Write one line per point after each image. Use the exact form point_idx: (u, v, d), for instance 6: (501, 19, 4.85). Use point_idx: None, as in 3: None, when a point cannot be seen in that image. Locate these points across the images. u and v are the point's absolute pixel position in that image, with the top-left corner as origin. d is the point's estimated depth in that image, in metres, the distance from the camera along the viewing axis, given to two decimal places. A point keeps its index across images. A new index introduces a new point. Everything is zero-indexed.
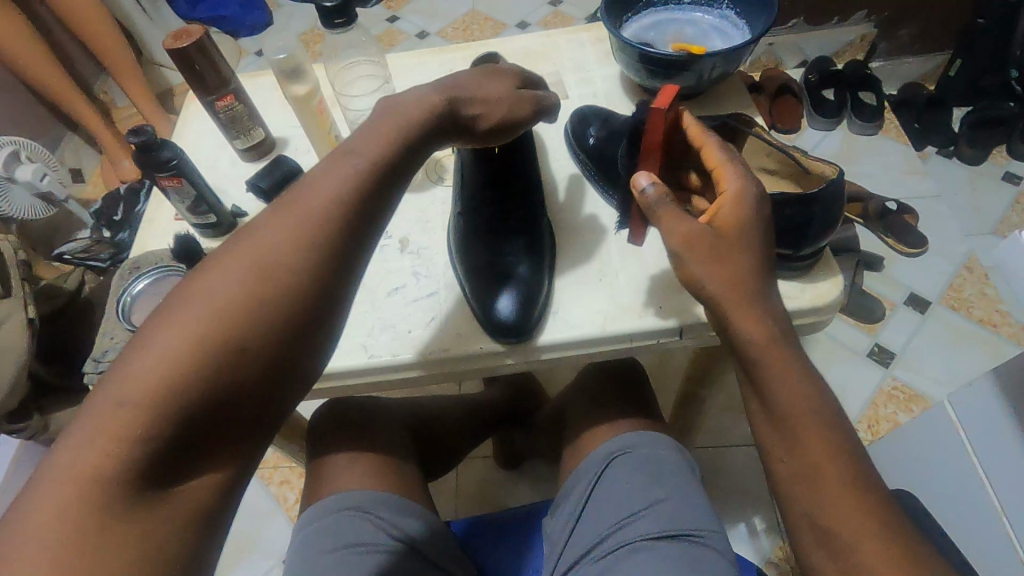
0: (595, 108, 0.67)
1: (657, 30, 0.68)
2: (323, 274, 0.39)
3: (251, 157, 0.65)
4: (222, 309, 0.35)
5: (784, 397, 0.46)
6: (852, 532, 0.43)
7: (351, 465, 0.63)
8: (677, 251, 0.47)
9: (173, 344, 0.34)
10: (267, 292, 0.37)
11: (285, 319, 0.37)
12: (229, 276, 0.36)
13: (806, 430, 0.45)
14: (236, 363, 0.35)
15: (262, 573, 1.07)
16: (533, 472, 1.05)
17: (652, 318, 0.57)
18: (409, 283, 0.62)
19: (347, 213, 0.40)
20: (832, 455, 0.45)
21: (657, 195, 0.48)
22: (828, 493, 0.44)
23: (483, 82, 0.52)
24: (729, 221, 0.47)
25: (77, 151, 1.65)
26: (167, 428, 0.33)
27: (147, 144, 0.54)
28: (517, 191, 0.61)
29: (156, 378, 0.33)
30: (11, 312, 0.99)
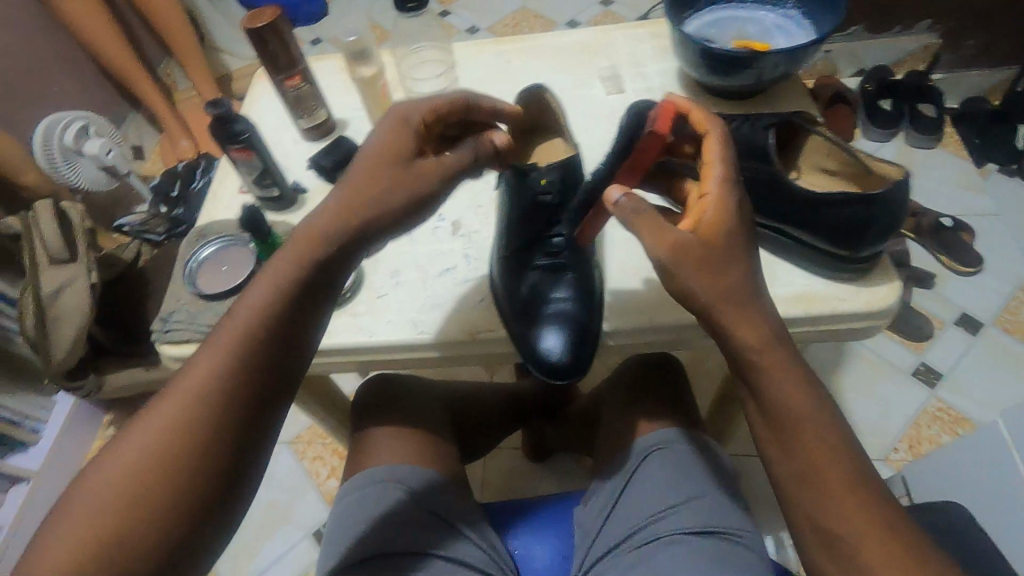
0: (652, 101, 0.64)
1: (718, 28, 0.68)
2: (256, 376, 0.43)
3: (312, 136, 0.65)
4: (157, 442, 0.41)
5: (787, 401, 0.46)
6: (857, 533, 0.44)
7: (395, 439, 0.65)
8: (665, 262, 0.46)
9: (134, 461, 0.41)
10: (206, 403, 0.42)
11: (230, 415, 0.42)
12: (177, 397, 0.42)
13: (807, 433, 0.45)
14: (187, 467, 0.41)
15: (291, 543, 1.10)
16: (559, 464, 1.06)
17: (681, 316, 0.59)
18: (459, 265, 0.63)
19: (268, 337, 0.44)
20: (834, 460, 0.45)
21: (632, 205, 0.47)
22: (830, 494, 0.44)
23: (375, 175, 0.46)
24: (713, 224, 0.46)
25: (139, 130, 1.73)
26: (130, 527, 0.39)
27: (224, 117, 0.56)
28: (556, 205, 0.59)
29: (102, 503, 0.39)
30: (75, 277, 1.03)
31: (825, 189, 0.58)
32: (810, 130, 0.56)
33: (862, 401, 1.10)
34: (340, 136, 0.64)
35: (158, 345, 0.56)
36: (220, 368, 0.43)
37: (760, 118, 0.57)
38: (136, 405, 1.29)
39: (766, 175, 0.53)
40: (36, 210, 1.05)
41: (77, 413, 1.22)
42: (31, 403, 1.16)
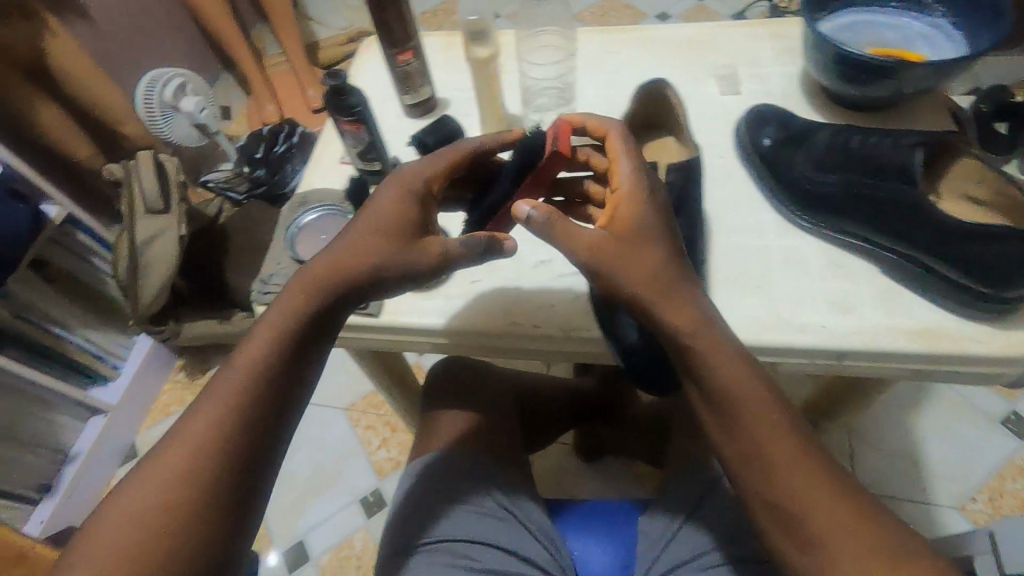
0: (775, 107, 0.60)
1: (853, 32, 0.63)
2: (277, 385, 0.46)
3: (415, 114, 0.66)
4: (187, 458, 0.43)
5: (725, 381, 0.46)
6: (814, 514, 0.42)
7: (466, 424, 0.65)
8: (590, 262, 0.48)
9: (166, 478, 0.42)
10: (231, 415, 0.44)
11: (254, 424, 0.45)
12: (203, 414, 0.45)
13: (747, 412, 0.45)
14: (216, 477, 0.43)
15: (338, 507, 1.13)
16: (609, 466, 1.05)
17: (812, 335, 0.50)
18: (555, 257, 0.61)
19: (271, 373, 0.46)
20: (780, 438, 0.44)
21: (543, 217, 0.48)
22: (784, 475, 0.44)
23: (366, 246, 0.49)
24: (623, 222, 0.49)
25: (229, 91, 1.80)
26: (167, 539, 0.41)
27: (338, 87, 0.55)
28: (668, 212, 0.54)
29: (139, 520, 0.41)
30: (167, 227, 1.08)
31: (964, 218, 0.54)
32: (967, 153, 0.52)
33: (941, 444, 1.03)
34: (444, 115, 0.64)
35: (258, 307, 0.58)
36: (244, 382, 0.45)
37: (903, 134, 0.51)
38: (207, 354, 1.35)
39: (911, 199, 0.47)
40: (137, 159, 1.11)
41: (153, 355, 1.29)
42: (114, 341, 1.24)
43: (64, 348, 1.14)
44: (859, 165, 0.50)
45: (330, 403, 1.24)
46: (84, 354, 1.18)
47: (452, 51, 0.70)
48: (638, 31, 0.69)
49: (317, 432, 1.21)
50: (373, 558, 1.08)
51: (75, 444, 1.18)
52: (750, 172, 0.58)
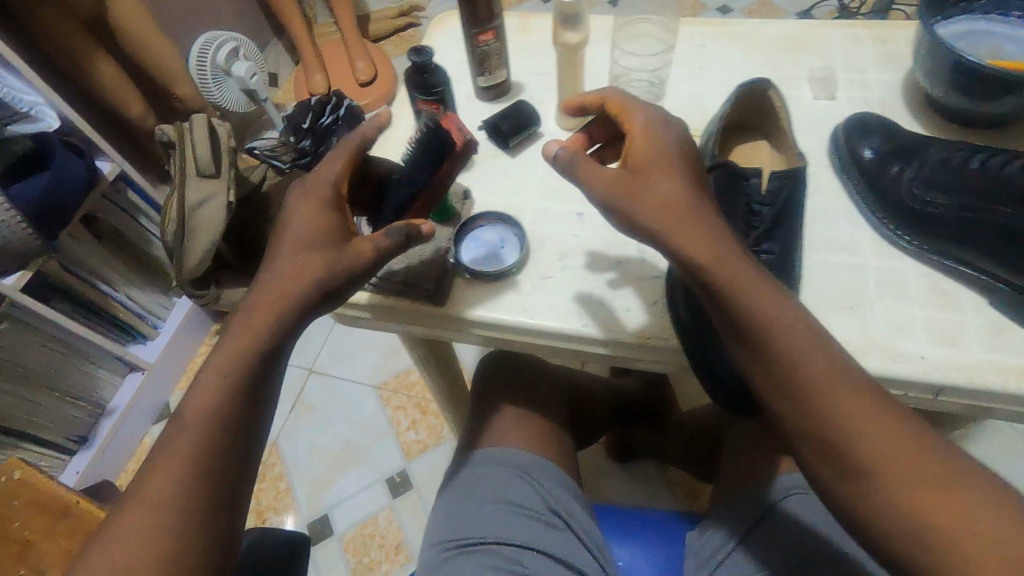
0: (877, 116, 0.56)
1: (969, 42, 0.59)
2: (264, 365, 0.47)
3: (488, 96, 0.64)
4: (191, 448, 0.44)
5: (754, 312, 0.45)
6: (858, 442, 0.41)
7: (517, 420, 0.64)
8: (613, 198, 0.47)
9: (169, 469, 0.43)
10: (226, 401, 0.45)
11: (245, 406, 0.46)
12: (197, 405, 0.45)
13: (783, 344, 0.44)
14: (216, 457, 0.44)
15: (364, 484, 1.13)
16: (641, 469, 1.03)
17: (910, 370, 0.46)
18: (632, 259, 0.57)
19: (243, 375, 0.46)
20: (818, 370, 0.43)
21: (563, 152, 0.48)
22: (827, 407, 0.42)
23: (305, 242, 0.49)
24: (640, 152, 0.48)
25: (278, 59, 1.79)
26: (180, 521, 0.42)
27: (422, 66, 0.54)
28: (767, 223, 0.50)
29: (150, 512, 0.42)
30: (216, 192, 1.08)
31: None
32: None
33: None
34: (520, 101, 0.62)
35: None
36: (233, 368, 0.46)
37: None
38: None
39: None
40: (192, 122, 1.11)
41: (192, 317, 1.30)
42: (155, 300, 1.25)
43: (114, 307, 1.16)
44: (981, 188, 0.47)
45: (363, 380, 1.24)
46: (133, 316, 1.21)
47: (528, 33, 0.68)
48: (726, 25, 0.66)
49: (348, 408, 1.21)
50: (396, 539, 1.08)
51: (113, 399, 1.20)
52: (847, 189, 0.54)
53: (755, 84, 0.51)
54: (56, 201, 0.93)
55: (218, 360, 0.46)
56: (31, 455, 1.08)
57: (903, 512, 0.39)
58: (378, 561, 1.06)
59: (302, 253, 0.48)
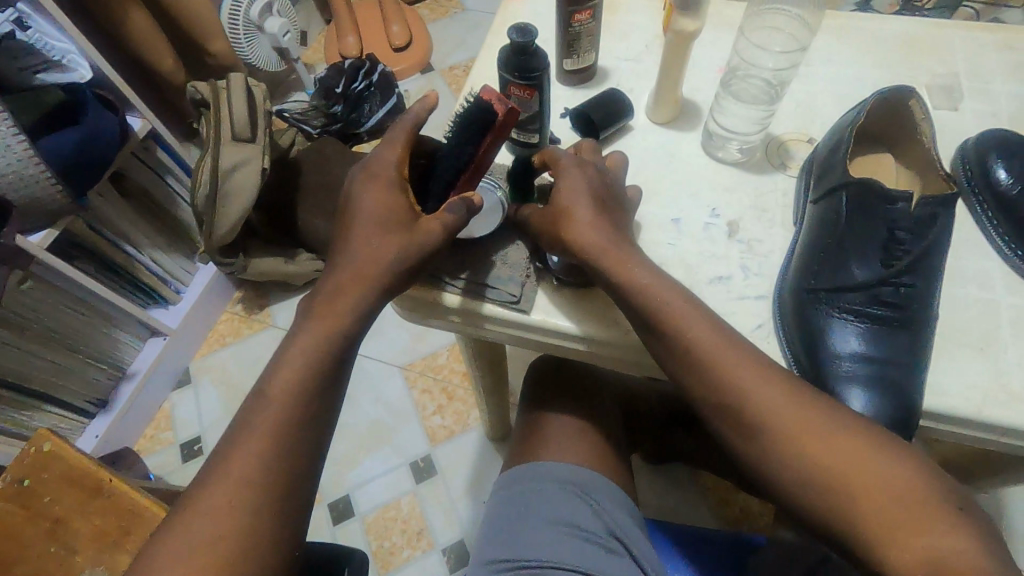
0: (1012, 134, 0.51)
1: None
2: (333, 359, 0.45)
3: (574, 81, 0.58)
4: (260, 446, 0.41)
5: (660, 293, 0.45)
6: (772, 416, 0.42)
7: (579, 431, 0.61)
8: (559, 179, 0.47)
9: (236, 468, 0.41)
10: (296, 397, 0.43)
11: (314, 400, 0.44)
12: (266, 400, 0.43)
13: (688, 323, 0.44)
14: (286, 453, 0.42)
15: (389, 467, 1.11)
16: (674, 472, 1.00)
17: None
18: (734, 276, 0.48)
19: (313, 358, 0.44)
20: (731, 350, 0.44)
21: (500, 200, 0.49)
22: (733, 384, 0.43)
23: (376, 227, 0.46)
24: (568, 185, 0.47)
25: (309, 16, 1.72)
26: (249, 521, 0.40)
27: (522, 44, 0.47)
28: (907, 262, 0.44)
29: (218, 512, 0.40)
30: (252, 157, 1.03)
31: None
32: None
33: None
34: (611, 88, 0.55)
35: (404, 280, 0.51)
36: (301, 361, 0.44)
37: None
38: (266, 290, 1.33)
39: None
40: (228, 80, 1.05)
41: (215, 284, 1.26)
42: (179, 265, 1.21)
43: (136, 269, 1.12)
44: None
45: (389, 360, 1.21)
46: (152, 277, 1.15)
47: (615, 12, 0.62)
48: (836, 19, 0.60)
49: (374, 388, 1.19)
50: (418, 524, 1.06)
51: (132, 363, 1.17)
52: (975, 213, 0.51)
53: (900, 92, 0.46)
54: (85, 158, 0.88)
55: (287, 354, 0.44)
56: (51, 417, 1.05)
57: (818, 480, 0.40)
58: (399, 546, 1.04)
59: (371, 243, 0.46)
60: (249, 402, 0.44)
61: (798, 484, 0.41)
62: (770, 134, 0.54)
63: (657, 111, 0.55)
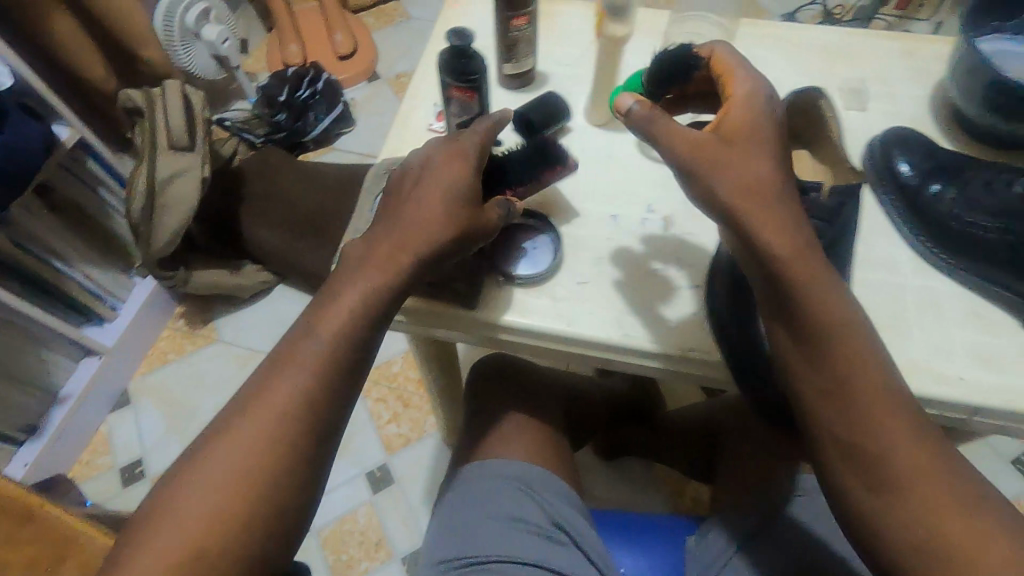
0: (911, 131, 0.56)
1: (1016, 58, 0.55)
2: (351, 355, 0.44)
3: (513, 86, 0.60)
4: (265, 428, 0.41)
5: (827, 317, 0.42)
6: (894, 457, 0.39)
7: (522, 429, 0.63)
8: (686, 162, 0.43)
9: (240, 449, 0.40)
10: (311, 388, 0.42)
11: (328, 396, 0.43)
12: (278, 386, 0.42)
13: (834, 346, 0.42)
14: (291, 445, 0.41)
15: (344, 479, 1.09)
16: (629, 467, 1.03)
17: (954, 392, 0.47)
18: (669, 268, 0.51)
19: (327, 381, 0.43)
20: (871, 372, 0.41)
21: (642, 112, 0.43)
22: (865, 412, 0.40)
23: (425, 211, 0.45)
24: (736, 125, 0.44)
25: (249, 25, 1.69)
26: (246, 505, 0.39)
27: (458, 49, 0.48)
28: (823, 246, 0.49)
29: (214, 489, 0.39)
30: (190, 167, 1.00)
31: None
32: None
33: None
34: (546, 92, 0.58)
35: None
36: (320, 353, 0.43)
37: None
38: (210, 304, 1.28)
39: None
40: (163, 88, 1.01)
41: (155, 300, 1.21)
42: (115, 281, 1.16)
43: (66, 286, 1.06)
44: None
45: None
46: (86, 294, 1.10)
47: (553, 19, 0.64)
48: (759, 27, 0.64)
49: None
50: (376, 535, 1.05)
51: (64, 386, 1.11)
52: (884, 204, 0.55)
53: (803, 92, 0.51)
54: (6, 170, 0.84)
55: (304, 340, 0.44)
56: None
57: (923, 535, 0.38)
58: (357, 558, 1.03)
59: (411, 232, 0.45)
60: (261, 382, 0.43)
61: (900, 531, 0.39)
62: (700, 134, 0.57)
63: (594, 112, 0.57)
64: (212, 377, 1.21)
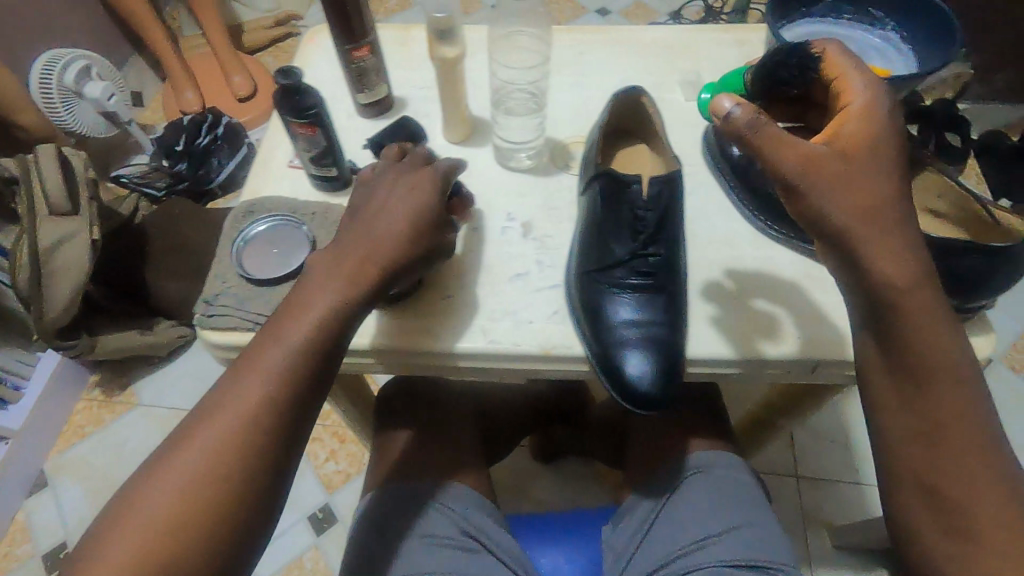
0: None
1: (812, 43, 0.63)
2: (306, 382, 0.43)
3: (371, 114, 0.61)
4: (213, 452, 0.40)
5: (932, 365, 0.42)
6: (980, 514, 0.41)
7: (426, 447, 0.63)
8: (793, 178, 0.41)
9: (187, 472, 0.40)
10: (263, 415, 0.42)
11: (281, 422, 0.42)
12: (229, 409, 0.42)
13: (939, 389, 0.42)
14: (241, 471, 0.40)
15: (287, 526, 1.07)
16: (569, 467, 1.04)
17: (797, 351, 0.51)
18: (529, 270, 0.52)
19: (290, 398, 0.43)
20: (972, 426, 0.42)
21: (747, 118, 0.40)
22: (946, 459, 0.42)
23: (396, 231, 0.47)
24: (854, 137, 0.42)
25: (140, 76, 1.64)
26: (190, 531, 0.39)
27: (293, 87, 0.48)
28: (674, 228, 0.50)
29: (157, 514, 0.39)
30: (78, 231, 0.97)
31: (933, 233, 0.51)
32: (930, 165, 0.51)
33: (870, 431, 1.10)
34: (403, 116, 0.59)
35: (203, 333, 0.49)
36: (274, 379, 0.42)
37: None
38: (127, 368, 1.23)
39: None
40: (36, 153, 0.96)
41: (62, 373, 1.15)
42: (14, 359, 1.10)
43: None
44: None
45: None
46: None
47: (408, 46, 0.66)
48: (604, 32, 0.68)
49: None
50: None
51: None
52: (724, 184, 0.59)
53: (630, 92, 0.53)
54: None
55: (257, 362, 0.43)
56: None
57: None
58: None
59: (376, 251, 0.46)
60: (213, 404, 0.42)
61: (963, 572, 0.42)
62: (554, 140, 0.60)
63: (449, 131, 0.59)
64: (136, 442, 1.16)
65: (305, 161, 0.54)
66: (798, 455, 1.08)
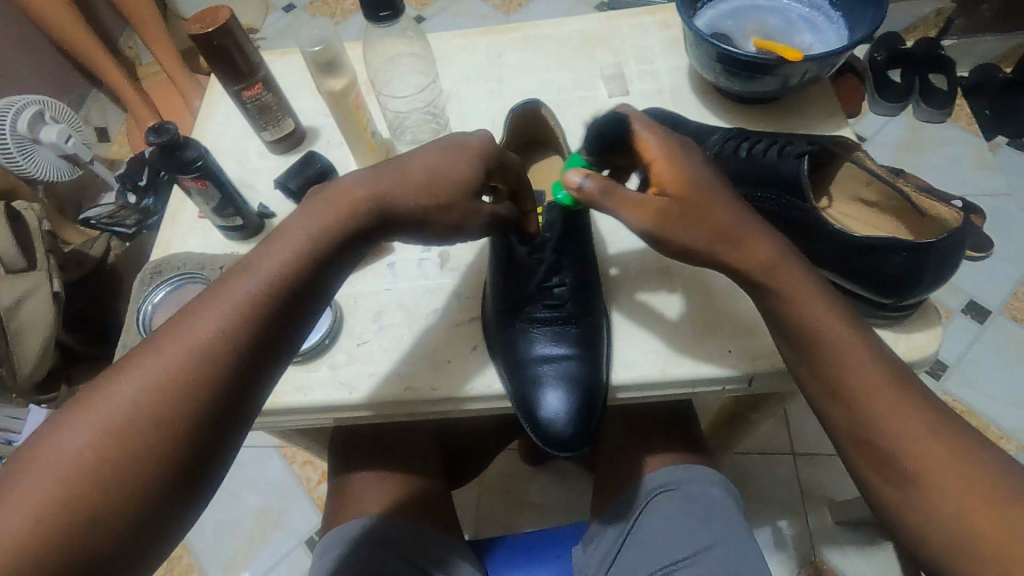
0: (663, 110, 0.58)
1: (735, 20, 0.60)
2: (260, 334, 0.37)
3: (279, 149, 0.59)
4: (136, 406, 0.33)
5: (801, 322, 0.42)
6: (916, 457, 0.37)
7: (379, 485, 0.60)
8: (650, 232, 0.42)
9: (99, 430, 0.32)
10: (203, 367, 0.34)
11: (224, 379, 0.35)
12: (162, 360, 0.34)
13: (825, 346, 0.41)
14: (170, 430, 0.33)
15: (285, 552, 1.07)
16: (559, 468, 1.02)
17: (717, 364, 0.50)
18: (450, 305, 0.55)
19: (235, 356, 0.36)
20: (872, 370, 0.40)
21: (594, 188, 0.41)
22: (859, 402, 0.39)
23: (411, 180, 0.42)
24: (677, 181, 0.41)
25: (103, 111, 1.62)
26: (99, 496, 0.31)
27: (168, 144, 0.47)
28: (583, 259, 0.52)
29: (57, 477, 0.31)
30: (38, 286, 0.96)
31: (858, 219, 0.51)
32: (846, 156, 0.48)
33: None
34: (310, 152, 0.56)
35: None
36: (221, 330, 0.35)
37: (788, 142, 0.49)
38: None
39: (799, 213, 0.46)
40: None
41: None
42: None
43: None
44: (749, 175, 0.50)
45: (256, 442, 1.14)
46: None
47: None
48: (519, 36, 0.66)
49: None
50: None
51: None
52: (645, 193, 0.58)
53: (526, 106, 0.53)
54: None
55: (203, 310, 0.36)
56: None
57: (943, 538, 0.36)
58: None
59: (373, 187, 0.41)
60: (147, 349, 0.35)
61: (925, 524, 0.36)
62: None
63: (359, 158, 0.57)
64: None
65: (223, 226, 0.53)
66: (794, 431, 1.05)
